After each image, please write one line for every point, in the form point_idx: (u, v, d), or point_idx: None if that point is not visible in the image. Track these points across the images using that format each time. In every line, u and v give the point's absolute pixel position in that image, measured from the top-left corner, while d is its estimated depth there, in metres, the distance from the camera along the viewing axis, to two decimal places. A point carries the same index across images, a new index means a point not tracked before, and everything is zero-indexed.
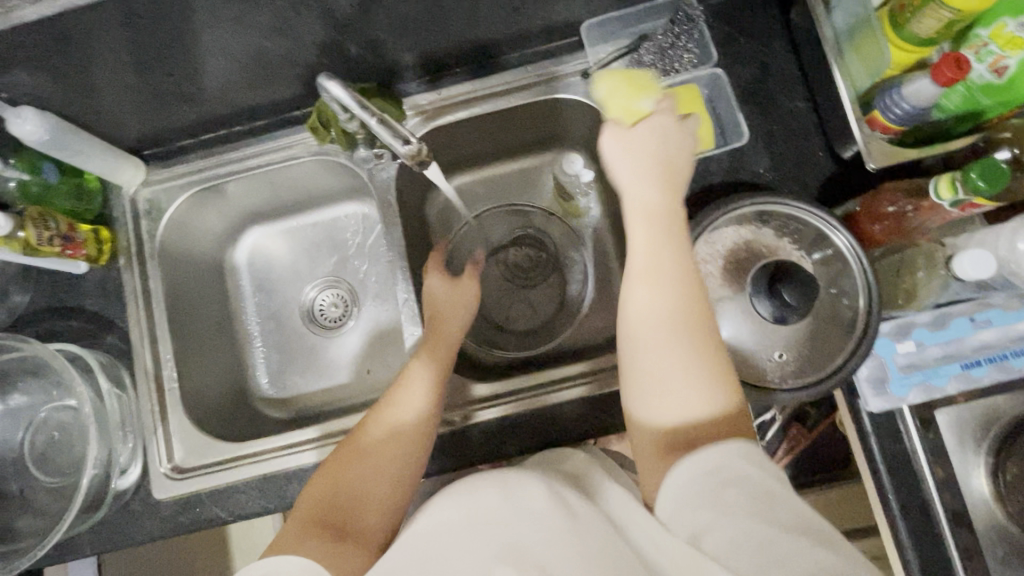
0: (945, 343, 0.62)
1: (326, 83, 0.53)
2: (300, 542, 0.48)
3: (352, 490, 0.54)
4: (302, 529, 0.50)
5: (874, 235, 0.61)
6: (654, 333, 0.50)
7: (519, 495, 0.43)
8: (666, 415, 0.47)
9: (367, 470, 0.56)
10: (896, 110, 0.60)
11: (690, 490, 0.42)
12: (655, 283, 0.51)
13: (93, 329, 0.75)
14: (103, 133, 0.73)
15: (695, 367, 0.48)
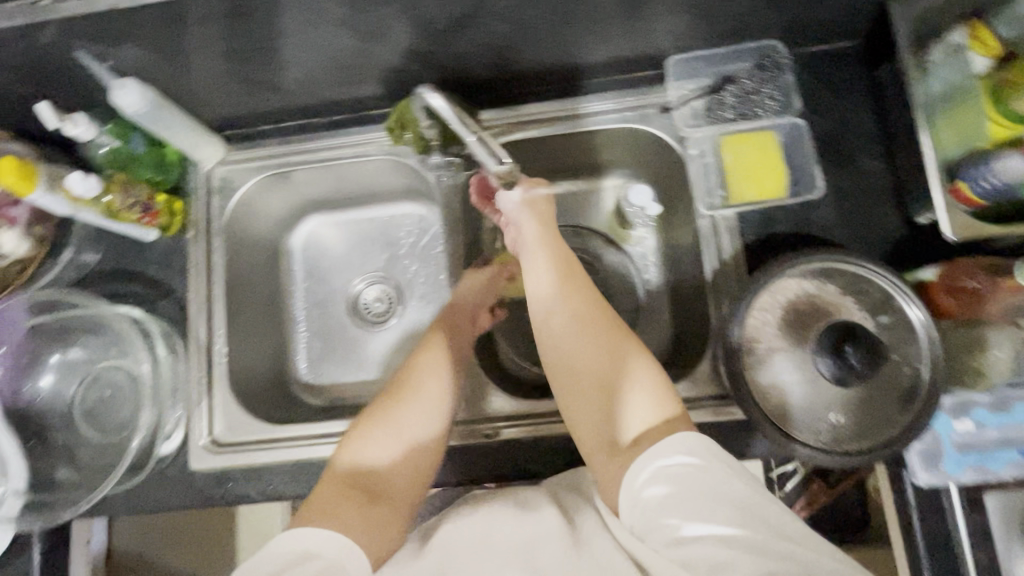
0: (1006, 428, 0.60)
1: (429, 94, 0.57)
2: (335, 506, 0.50)
3: (378, 456, 0.55)
4: (338, 491, 0.52)
5: (945, 307, 0.60)
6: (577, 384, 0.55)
7: (531, 522, 0.49)
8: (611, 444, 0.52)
9: (394, 440, 0.56)
10: (984, 184, 0.58)
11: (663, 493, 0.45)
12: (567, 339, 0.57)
13: (153, 296, 0.77)
14: (191, 110, 0.76)
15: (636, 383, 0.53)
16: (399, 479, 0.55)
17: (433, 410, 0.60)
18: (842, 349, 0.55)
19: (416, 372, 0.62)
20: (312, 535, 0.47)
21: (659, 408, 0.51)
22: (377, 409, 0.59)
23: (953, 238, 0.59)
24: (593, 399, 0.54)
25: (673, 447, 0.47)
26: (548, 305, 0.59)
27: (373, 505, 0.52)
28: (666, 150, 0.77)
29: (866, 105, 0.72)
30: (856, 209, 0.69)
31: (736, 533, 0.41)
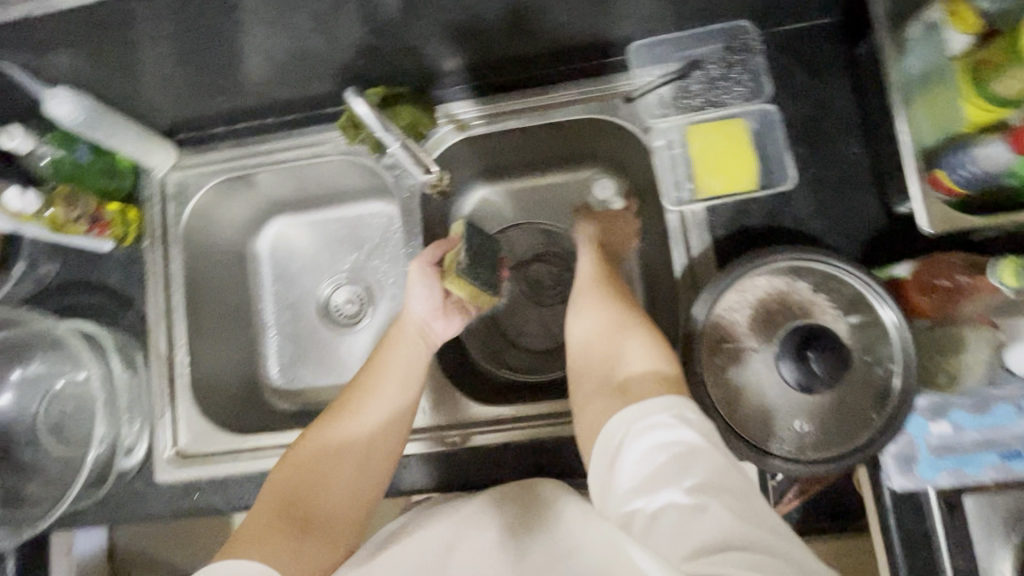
0: (986, 429, 0.57)
1: (353, 101, 0.58)
2: (262, 537, 0.50)
3: (312, 484, 0.54)
4: (267, 520, 0.52)
5: (921, 306, 0.56)
6: (591, 347, 0.55)
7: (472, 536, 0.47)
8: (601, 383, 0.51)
9: (331, 467, 0.55)
10: (962, 172, 0.55)
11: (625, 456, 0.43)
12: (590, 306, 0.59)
13: (114, 307, 0.76)
14: (139, 116, 0.73)
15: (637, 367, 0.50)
16: (336, 507, 0.54)
17: (372, 432, 0.58)
18: (804, 354, 0.52)
19: (356, 397, 0.60)
20: (231, 568, 0.47)
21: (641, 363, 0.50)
22: (316, 433, 0.57)
23: (927, 231, 0.56)
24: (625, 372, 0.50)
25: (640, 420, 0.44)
26: (586, 330, 0.57)
27: (300, 536, 0.51)
28: (633, 140, 0.73)
29: (844, 86, 0.67)
30: (832, 199, 0.66)
31: (681, 503, 0.39)
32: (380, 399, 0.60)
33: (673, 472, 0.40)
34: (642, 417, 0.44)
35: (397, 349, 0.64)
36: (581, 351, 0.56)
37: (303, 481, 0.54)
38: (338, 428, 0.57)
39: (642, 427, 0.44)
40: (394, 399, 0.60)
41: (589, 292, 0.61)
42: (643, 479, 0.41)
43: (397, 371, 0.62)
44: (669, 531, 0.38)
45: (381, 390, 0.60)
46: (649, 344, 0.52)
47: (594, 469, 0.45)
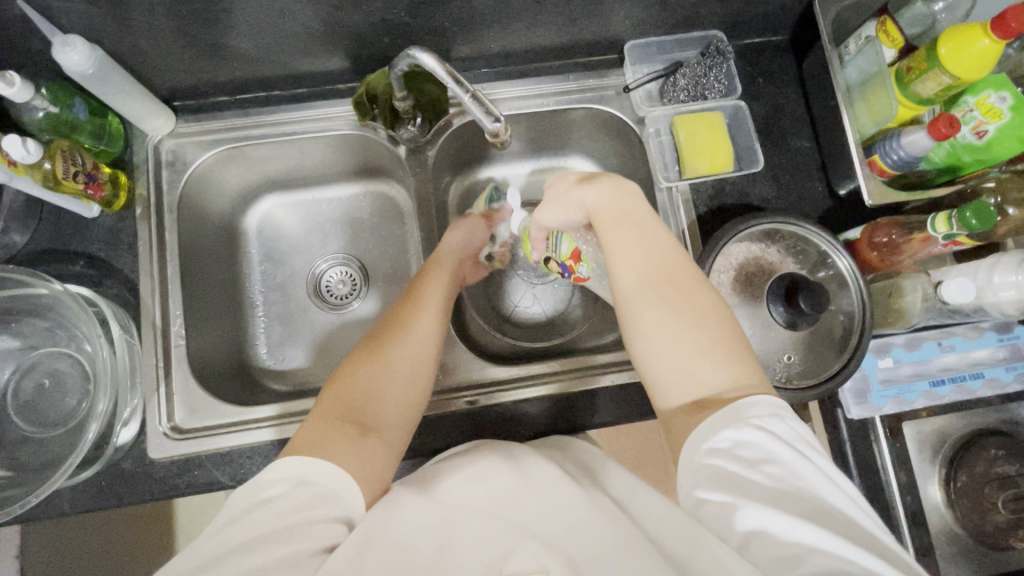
0: (916, 363, 0.71)
1: (418, 53, 0.56)
2: (321, 442, 0.49)
3: (364, 396, 0.55)
4: (324, 427, 0.51)
5: (871, 261, 0.67)
6: (646, 298, 0.55)
7: (530, 474, 0.50)
8: (671, 364, 0.52)
9: (380, 386, 0.56)
10: (894, 156, 0.69)
11: (720, 467, 0.45)
12: (640, 253, 0.57)
13: (97, 276, 0.71)
14: (139, 76, 0.71)
15: (703, 343, 0.51)
16: (390, 417, 0.55)
17: (415, 355, 0.60)
18: (793, 299, 0.63)
19: (397, 324, 0.62)
20: (296, 466, 0.47)
21: (714, 358, 0.51)
22: (360, 356, 0.58)
23: (869, 203, 0.70)
24: (690, 341, 0.52)
25: (740, 424, 0.45)
26: (636, 289, 0.56)
27: (360, 436, 0.51)
28: (624, 129, 0.83)
29: (795, 91, 0.81)
30: (790, 183, 0.78)
31: (783, 517, 0.40)
32: (416, 330, 0.62)
33: (779, 505, 0.41)
34: (730, 437, 0.45)
35: (427, 292, 0.67)
36: (633, 300, 0.55)
37: (358, 396, 0.54)
38: (388, 351, 0.59)
39: (739, 446, 0.45)
40: (431, 327, 0.63)
41: (627, 227, 0.58)
42: (738, 480, 0.43)
43: (430, 308, 0.65)
44: (772, 549, 0.39)
45: (421, 326, 0.63)
46: (702, 299, 0.54)
47: (686, 458, 0.47)
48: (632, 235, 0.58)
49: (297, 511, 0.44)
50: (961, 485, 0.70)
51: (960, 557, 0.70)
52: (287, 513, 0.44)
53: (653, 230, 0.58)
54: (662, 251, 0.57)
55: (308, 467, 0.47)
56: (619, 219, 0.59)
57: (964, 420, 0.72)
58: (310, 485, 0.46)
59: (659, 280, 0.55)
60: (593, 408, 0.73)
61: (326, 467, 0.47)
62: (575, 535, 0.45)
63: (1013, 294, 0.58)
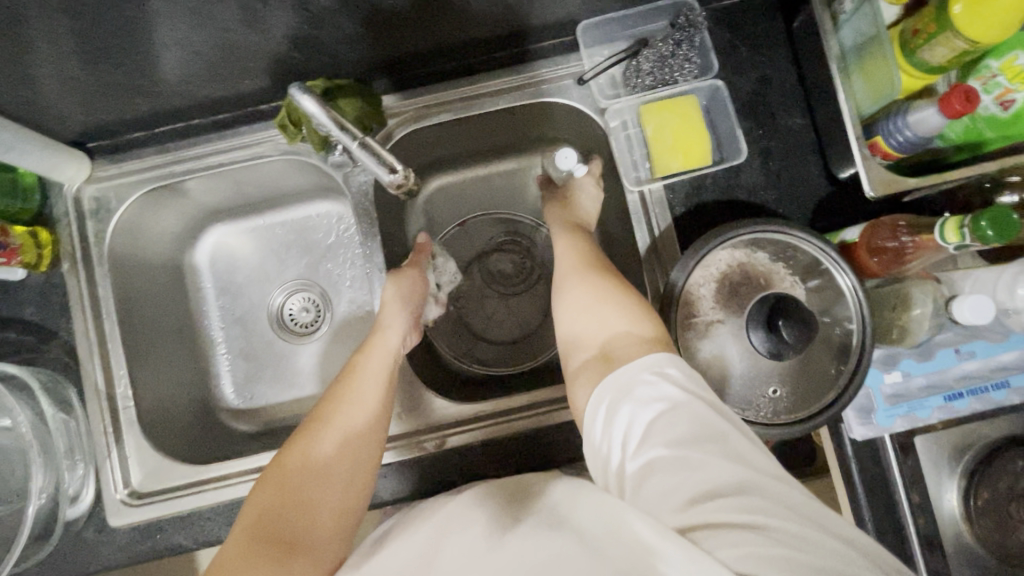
0: (931, 374, 0.62)
1: (299, 95, 0.54)
2: (243, 566, 0.46)
3: (297, 510, 0.50)
4: (248, 547, 0.48)
5: (870, 269, 0.58)
6: (575, 282, 0.58)
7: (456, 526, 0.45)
8: (589, 332, 0.53)
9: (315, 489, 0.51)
10: (899, 137, 0.58)
11: (620, 417, 0.43)
12: (574, 252, 0.63)
13: (33, 343, 0.68)
14: (39, 126, 0.65)
15: (619, 310, 0.52)
16: (325, 525, 0.50)
17: (348, 440, 0.54)
18: (774, 324, 0.54)
19: (326, 410, 0.56)
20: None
21: (625, 323, 0.51)
22: (291, 457, 0.53)
23: (871, 195, 0.59)
24: (600, 319, 0.53)
25: (639, 371, 0.45)
26: (571, 282, 0.59)
27: (288, 559, 0.47)
28: (586, 123, 0.73)
29: (784, 59, 0.69)
30: (780, 170, 0.68)
31: (682, 455, 0.39)
32: (352, 409, 0.56)
33: (676, 438, 0.40)
34: (628, 380, 0.45)
35: (366, 362, 0.61)
36: (564, 282, 0.60)
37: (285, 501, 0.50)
38: (317, 440, 0.54)
39: (635, 389, 0.44)
40: (369, 406, 0.57)
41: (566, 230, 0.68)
42: (638, 424, 0.42)
43: (368, 379, 0.59)
44: (668, 487, 0.38)
45: (358, 402, 0.57)
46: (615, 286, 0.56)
47: (592, 421, 0.46)
48: (565, 246, 0.65)
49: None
50: (982, 505, 0.63)
51: None
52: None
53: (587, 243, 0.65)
54: (593, 254, 0.62)
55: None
56: (567, 225, 0.69)
57: (987, 429, 0.64)
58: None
59: (590, 268, 0.59)
60: (567, 444, 0.67)
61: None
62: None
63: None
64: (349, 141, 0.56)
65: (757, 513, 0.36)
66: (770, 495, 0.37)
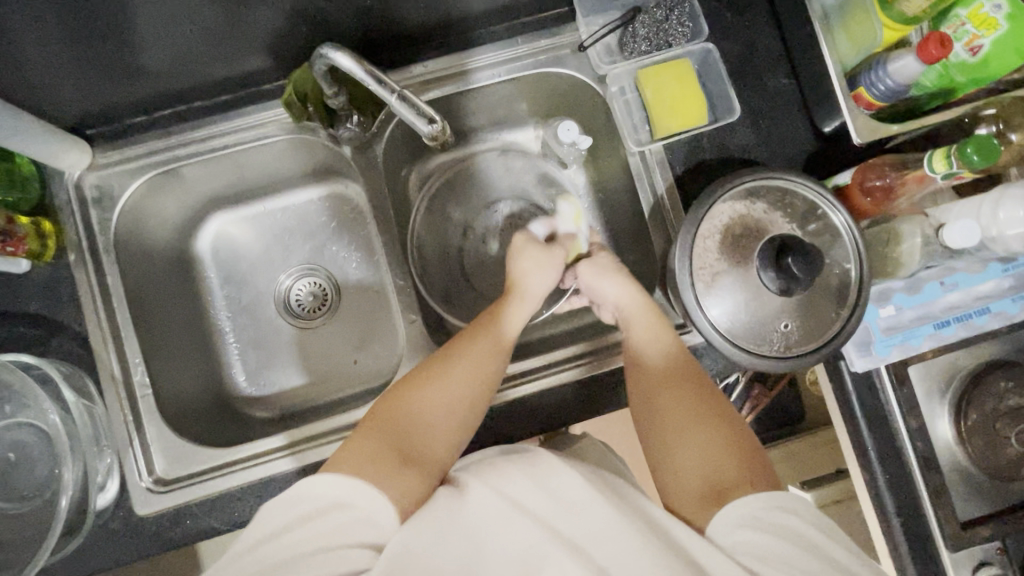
0: (919, 306, 0.67)
1: (331, 50, 0.54)
2: (370, 463, 0.49)
3: (420, 429, 0.53)
4: (374, 447, 0.50)
5: (863, 208, 0.62)
6: (662, 387, 0.59)
7: (553, 485, 0.46)
8: (691, 465, 0.53)
9: (435, 421, 0.54)
10: (880, 86, 0.63)
11: (733, 526, 0.47)
12: (658, 350, 0.62)
13: (43, 336, 0.66)
14: (38, 110, 0.64)
15: (720, 440, 0.53)
16: (433, 456, 0.52)
17: (472, 380, 0.57)
18: (782, 261, 0.57)
19: (455, 346, 0.59)
20: (333, 485, 0.46)
21: (727, 461, 0.52)
22: (422, 378, 0.56)
23: (858, 140, 0.64)
24: (717, 445, 0.53)
25: (770, 502, 0.47)
26: (658, 382, 0.60)
27: (404, 470, 0.49)
28: (584, 91, 0.75)
29: (767, 23, 0.73)
30: (771, 129, 0.72)
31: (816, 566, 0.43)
32: (478, 351, 0.59)
33: (808, 550, 0.44)
34: (754, 509, 0.47)
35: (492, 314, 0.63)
36: (651, 385, 0.60)
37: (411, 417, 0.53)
38: (446, 371, 0.56)
39: (763, 517, 0.46)
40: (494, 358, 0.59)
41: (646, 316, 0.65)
42: (771, 540, 0.44)
43: (494, 330, 0.61)
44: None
45: (482, 347, 0.59)
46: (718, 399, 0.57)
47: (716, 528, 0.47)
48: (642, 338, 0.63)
49: (327, 534, 0.43)
50: (973, 423, 0.68)
51: (976, 494, 0.69)
52: (316, 531, 0.43)
53: (665, 335, 0.64)
54: (678, 351, 0.62)
55: (344, 488, 0.46)
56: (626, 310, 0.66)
57: (972, 356, 0.69)
58: (349, 511, 0.45)
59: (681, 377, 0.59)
60: (589, 397, 0.70)
61: (367, 492, 0.46)
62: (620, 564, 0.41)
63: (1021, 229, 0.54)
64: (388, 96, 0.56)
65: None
66: (852, 568, 0.45)
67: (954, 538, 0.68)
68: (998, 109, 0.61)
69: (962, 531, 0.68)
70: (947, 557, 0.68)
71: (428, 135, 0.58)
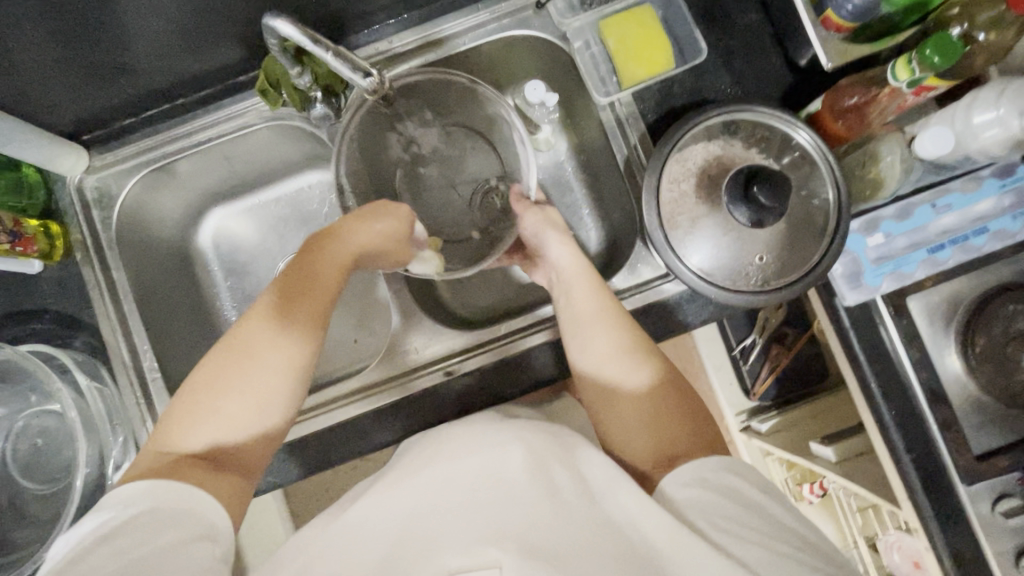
0: (910, 233, 0.65)
1: (272, 19, 0.54)
2: (175, 472, 0.49)
3: (217, 437, 0.52)
4: (179, 457, 0.51)
5: (838, 132, 0.61)
6: (609, 359, 0.59)
7: (498, 470, 0.49)
8: (641, 438, 0.55)
9: (219, 422, 0.52)
10: (847, 6, 0.59)
11: (685, 485, 0.49)
12: (602, 324, 0.61)
13: (62, 330, 0.71)
14: (36, 119, 0.68)
15: (663, 411, 0.56)
16: (245, 449, 0.54)
17: (257, 381, 0.53)
18: (750, 190, 0.57)
19: (240, 343, 0.54)
20: (131, 490, 0.47)
21: (677, 433, 0.55)
22: (245, 347, 0.54)
23: (829, 66, 0.62)
24: (661, 415, 0.56)
25: (715, 464, 0.50)
26: (597, 356, 0.60)
27: (217, 472, 0.51)
28: (551, 51, 0.76)
29: None
30: (744, 67, 0.70)
31: (749, 518, 0.46)
32: (270, 349, 0.54)
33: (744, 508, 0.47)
34: (701, 471, 0.50)
35: (301, 295, 0.56)
36: (591, 359, 0.60)
37: (203, 425, 0.52)
38: (230, 376, 0.53)
39: (705, 477, 0.49)
40: (291, 341, 0.55)
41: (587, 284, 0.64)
42: (706, 502, 0.47)
43: (287, 322, 0.55)
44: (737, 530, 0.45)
45: (269, 342, 0.54)
46: (656, 366, 0.59)
47: (671, 484, 0.50)
48: (581, 311, 0.63)
49: (153, 536, 0.45)
50: (980, 351, 0.64)
51: (991, 425, 0.65)
52: (150, 537, 0.45)
53: (607, 303, 0.63)
54: (619, 319, 0.62)
55: (156, 495, 0.47)
56: (573, 277, 0.66)
57: (977, 281, 0.66)
58: (175, 511, 0.47)
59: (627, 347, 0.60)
60: None
61: (167, 493, 0.48)
62: (544, 531, 0.44)
63: (997, 131, 0.54)
64: (323, 54, 0.55)
65: (772, 533, 0.45)
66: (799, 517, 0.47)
67: (969, 469, 0.64)
68: (965, 12, 0.57)
69: (978, 462, 0.65)
70: (963, 490, 0.65)
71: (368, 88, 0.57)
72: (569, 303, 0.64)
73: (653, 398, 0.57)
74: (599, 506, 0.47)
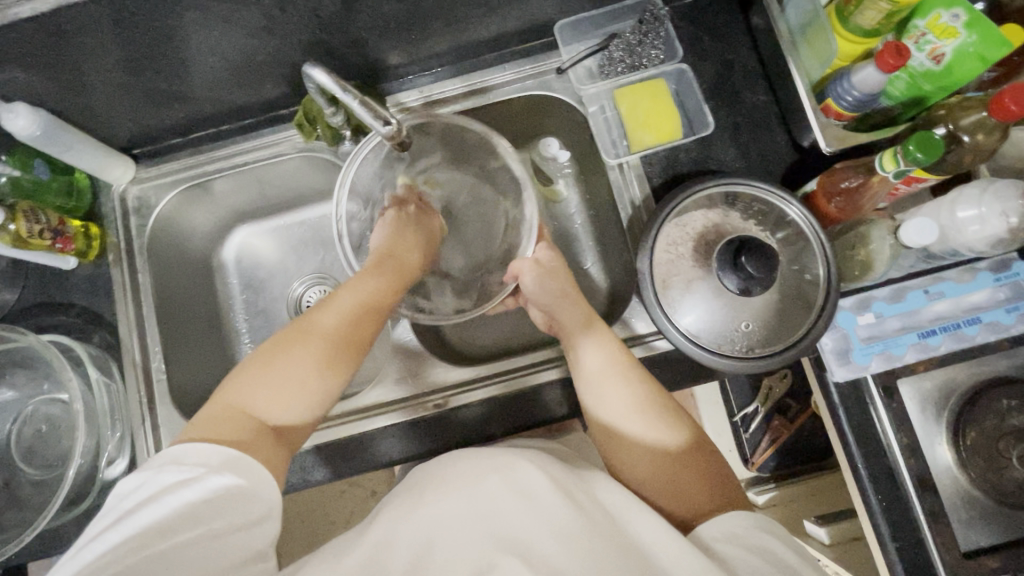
0: (902, 315, 0.66)
1: (312, 68, 0.59)
2: (244, 433, 0.52)
3: (279, 409, 0.55)
4: (235, 427, 0.52)
5: (831, 211, 0.65)
6: (628, 418, 0.60)
7: (520, 483, 0.49)
8: (666, 497, 0.57)
9: (289, 396, 0.56)
10: (848, 98, 0.63)
11: (722, 535, 0.50)
12: (616, 384, 0.62)
13: (82, 324, 0.75)
14: (94, 131, 0.76)
15: (686, 471, 0.57)
16: (304, 421, 0.57)
17: (328, 362, 0.58)
18: (738, 261, 0.61)
19: (309, 318, 0.60)
20: (207, 455, 0.49)
21: (701, 493, 0.56)
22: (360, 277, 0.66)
23: (828, 149, 0.66)
24: (681, 470, 0.57)
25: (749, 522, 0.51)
26: (617, 412, 0.60)
27: (274, 446, 0.53)
28: (569, 111, 0.81)
29: (744, 44, 0.76)
30: (749, 142, 0.73)
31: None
32: (349, 297, 0.62)
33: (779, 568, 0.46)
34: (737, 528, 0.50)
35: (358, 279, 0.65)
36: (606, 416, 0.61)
37: (274, 380, 0.55)
38: (314, 338, 0.58)
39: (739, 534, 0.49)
40: (347, 355, 0.59)
41: (597, 345, 0.65)
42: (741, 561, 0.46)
43: (355, 299, 0.63)
44: None
45: (362, 288, 0.64)
46: (680, 425, 0.60)
47: (713, 539, 0.50)
48: (597, 370, 0.63)
49: (190, 523, 0.45)
50: (970, 444, 0.63)
51: (980, 522, 0.63)
52: (198, 519, 0.46)
53: (622, 360, 0.63)
54: (640, 379, 0.62)
55: (233, 465, 0.49)
56: (590, 333, 0.66)
57: (968, 371, 0.66)
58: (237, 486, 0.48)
59: (646, 406, 0.60)
60: (568, 397, 0.72)
61: (247, 464, 0.50)
62: (569, 557, 0.44)
63: (978, 228, 0.59)
64: (348, 100, 0.60)
65: None
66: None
67: (954, 566, 0.61)
68: (950, 114, 0.60)
69: (963, 559, 0.61)
70: None
71: (386, 135, 0.63)
72: (581, 360, 0.65)
73: (681, 457, 0.58)
74: (626, 534, 0.47)
